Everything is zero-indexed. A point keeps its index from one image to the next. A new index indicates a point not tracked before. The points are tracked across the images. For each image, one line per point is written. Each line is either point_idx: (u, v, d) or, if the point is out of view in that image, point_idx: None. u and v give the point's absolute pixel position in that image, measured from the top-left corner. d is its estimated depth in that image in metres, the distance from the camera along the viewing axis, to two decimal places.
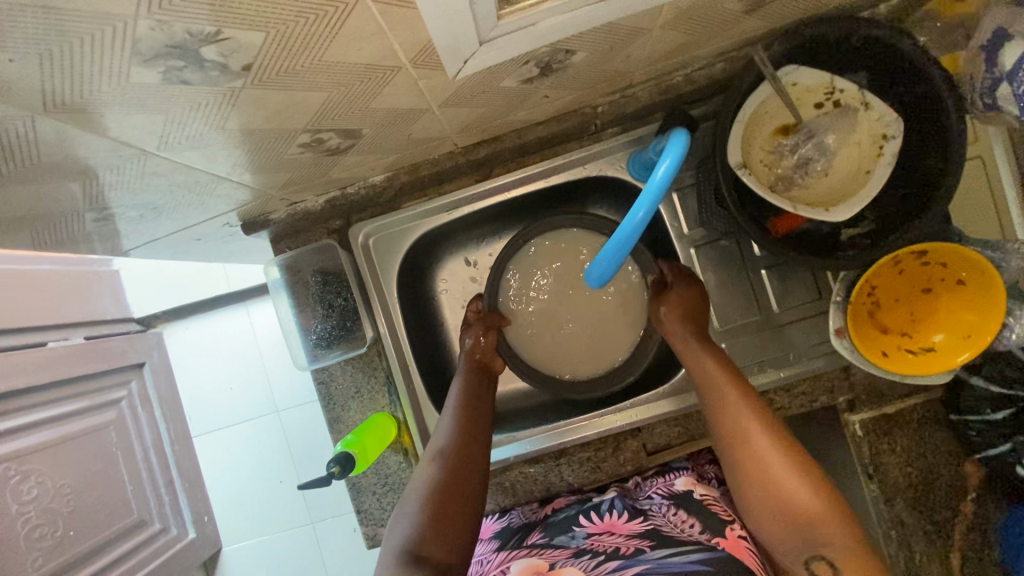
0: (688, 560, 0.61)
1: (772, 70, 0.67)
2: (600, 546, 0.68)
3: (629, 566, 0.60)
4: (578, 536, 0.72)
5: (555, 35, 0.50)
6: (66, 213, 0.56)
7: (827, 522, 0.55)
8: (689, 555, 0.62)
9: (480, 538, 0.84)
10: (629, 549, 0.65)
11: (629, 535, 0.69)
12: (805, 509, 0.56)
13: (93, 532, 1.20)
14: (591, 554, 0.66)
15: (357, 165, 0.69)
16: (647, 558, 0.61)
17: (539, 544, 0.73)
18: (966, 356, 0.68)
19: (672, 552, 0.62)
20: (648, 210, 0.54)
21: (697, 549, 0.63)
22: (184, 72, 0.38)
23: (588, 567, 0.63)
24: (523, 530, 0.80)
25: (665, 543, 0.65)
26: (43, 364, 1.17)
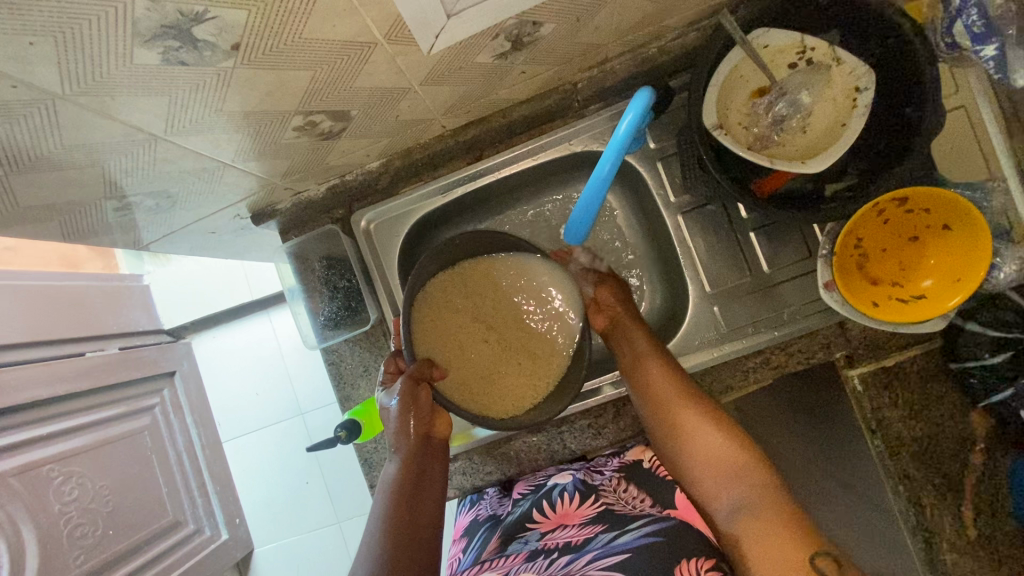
0: (638, 535, 0.65)
1: (741, 33, 0.69)
2: (552, 544, 0.70)
3: (578, 559, 0.64)
4: (530, 539, 0.74)
5: (518, 7, 0.54)
6: (91, 202, 0.62)
7: (750, 475, 0.67)
8: (632, 532, 0.66)
9: (456, 536, 0.88)
10: (579, 540, 0.69)
11: (581, 525, 0.72)
12: (732, 464, 0.68)
13: (132, 532, 1.26)
14: (544, 555, 0.68)
15: (352, 150, 0.74)
16: (595, 546, 0.66)
17: (494, 555, 0.74)
18: (957, 299, 0.68)
19: (622, 531, 0.67)
20: (614, 162, 0.63)
21: (646, 523, 0.68)
22: (180, 53, 0.44)
23: (543, 567, 0.65)
24: (484, 527, 0.83)
25: (617, 525, 0.70)
26: (82, 372, 1.25)
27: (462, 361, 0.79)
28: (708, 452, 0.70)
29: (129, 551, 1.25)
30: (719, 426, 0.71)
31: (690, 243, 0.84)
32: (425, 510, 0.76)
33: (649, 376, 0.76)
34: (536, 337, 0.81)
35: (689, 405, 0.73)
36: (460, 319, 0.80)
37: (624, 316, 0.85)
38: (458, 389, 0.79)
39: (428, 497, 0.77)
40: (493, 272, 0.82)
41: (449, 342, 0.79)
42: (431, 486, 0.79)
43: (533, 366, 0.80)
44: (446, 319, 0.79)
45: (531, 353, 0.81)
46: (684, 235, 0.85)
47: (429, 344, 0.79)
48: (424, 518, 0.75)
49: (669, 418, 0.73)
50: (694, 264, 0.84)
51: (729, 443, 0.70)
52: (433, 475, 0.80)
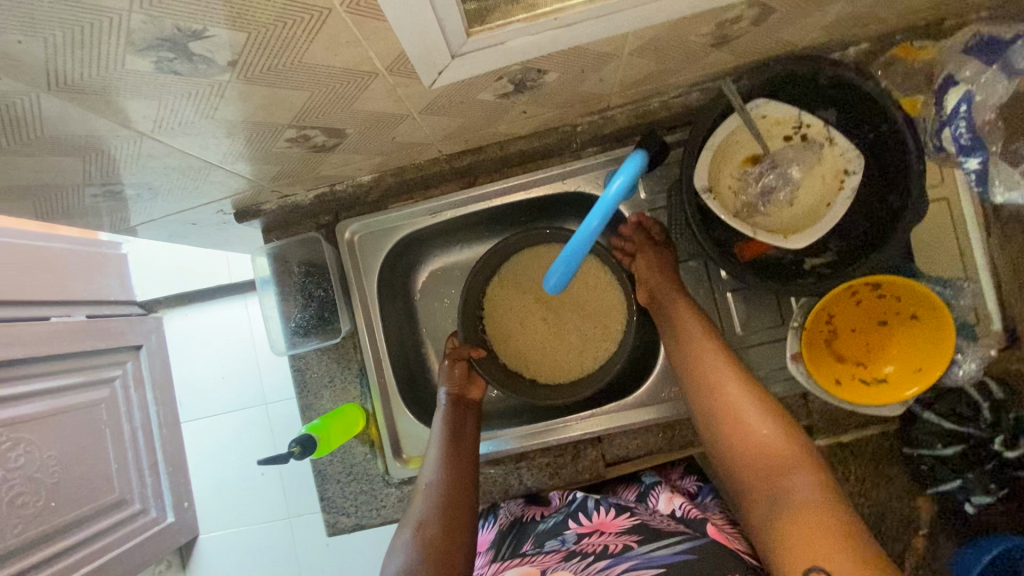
0: (673, 551, 0.64)
1: (741, 101, 0.71)
2: (589, 547, 0.70)
3: (617, 565, 0.63)
4: (568, 539, 0.74)
5: (523, 55, 0.54)
6: (68, 187, 0.61)
7: (804, 478, 0.61)
8: (676, 545, 0.65)
9: (477, 551, 0.84)
10: (617, 546, 0.68)
11: (617, 533, 0.72)
12: (783, 466, 0.63)
13: (74, 506, 1.27)
14: (582, 557, 0.68)
15: (344, 163, 0.74)
16: (632, 555, 0.65)
17: (532, 553, 0.73)
18: (914, 390, 0.70)
19: (660, 545, 0.66)
20: (602, 218, 0.60)
21: (682, 540, 0.67)
22: (175, 64, 0.43)
23: (579, 569, 0.65)
24: (510, 532, 0.81)
25: (652, 536, 0.69)
26: (44, 337, 1.25)
27: (522, 338, 0.92)
28: (761, 453, 0.65)
29: (62, 529, 1.24)
30: (779, 425, 0.66)
31: None
32: (465, 487, 0.74)
33: (707, 367, 0.72)
34: (590, 321, 0.91)
35: (745, 399, 0.68)
36: (525, 302, 0.92)
37: (676, 298, 0.80)
38: (517, 356, 0.92)
39: (465, 471, 0.76)
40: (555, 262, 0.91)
41: (512, 321, 0.93)
42: (471, 459, 0.78)
43: (582, 347, 0.91)
44: (512, 298, 0.92)
45: (582, 338, 0.91)
46: None
47: (495, 318, 0.93)
48: (465, 495, 0.73)
49: (724, 413, 0.69)
50: None
51: (785, 442, 0.64)
52: (467, 448, 0.78)
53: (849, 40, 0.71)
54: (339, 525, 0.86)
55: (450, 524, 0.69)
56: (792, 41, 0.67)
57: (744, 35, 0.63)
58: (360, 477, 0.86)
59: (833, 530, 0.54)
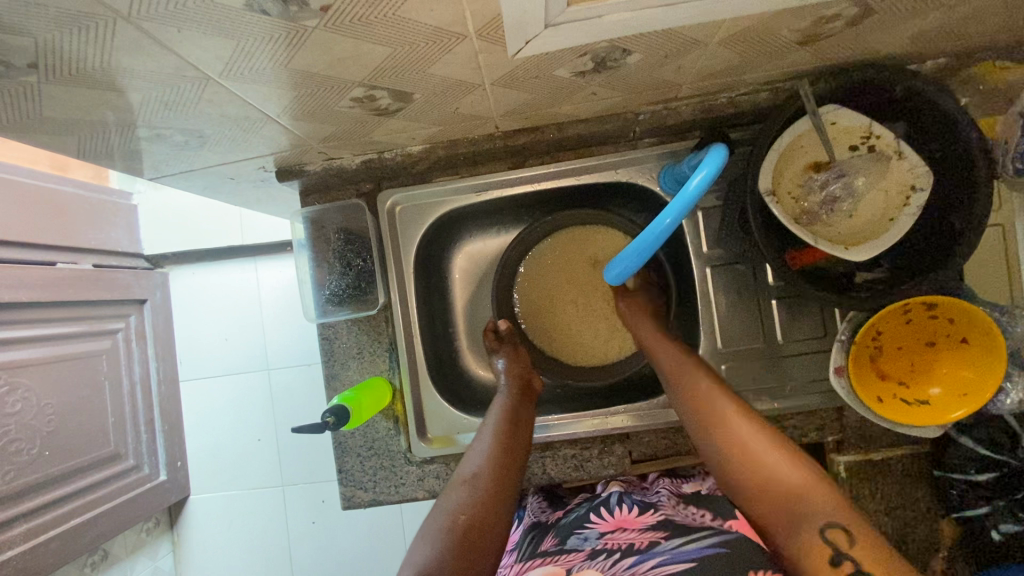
0: (702, 545, 0.62)
1: (814, 104, 0.69)
2: (614, 544, 0.67)
3: (644, 561, 0.61)
4: (590, 537, 0.71)
5: (616, 32, 0.52)
6: (114, 127, 0.57)
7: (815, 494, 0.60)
8: (705, 540, 0.63)
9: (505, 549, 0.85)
10: (643, 543, 0.65)
11: (642, 530, 0.69)
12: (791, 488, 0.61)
13: (68, 457, 1.24)
14: (607, 554, 0.65)
15: (399, 130, 0.71)
16: (662, 550, 0.62)
17: (553, 550, 0.71)
18: (961, 412, 0.69)
19: (688, 540, 0.63)
20: (678, 217, 0.58)
21: (710, 534, 0.65)
22: (265, 1, 0.40)
23: (605, 567, 0.62)
24: (536, 536, 0.79)
25: (679, 533, 0.66)
26: (50, 283, 1.22)
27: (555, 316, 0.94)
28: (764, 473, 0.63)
29: (58, 478, 1.23)
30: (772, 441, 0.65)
31: (712, 298, 0.83)
32: (509, 480, 0.68)
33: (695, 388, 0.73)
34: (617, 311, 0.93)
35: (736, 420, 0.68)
36: (563, 281, 0.94)
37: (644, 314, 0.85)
38: (541, 325, 0.95)
39: (514, 466, 0.70)
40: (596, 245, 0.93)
41: (548, 291, 0.94)
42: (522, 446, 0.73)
43: (606, 335, 0.93)
44: (552, 269, 0.94)
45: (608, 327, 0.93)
46: (707, 289, 0.83)
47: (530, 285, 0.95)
48: (509, 491, 0.67)
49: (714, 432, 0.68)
50: (711, 321, 0.83)
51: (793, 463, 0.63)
52: (518, 440, 0.73)
53: (932, 53, 0.69)
54: (355, 499, 0.85)
55: (486, 516, 0.63)
56: (877, 47, 0.65)
57: (832, 36, 0.60)
58: (381, 452, 0.85)
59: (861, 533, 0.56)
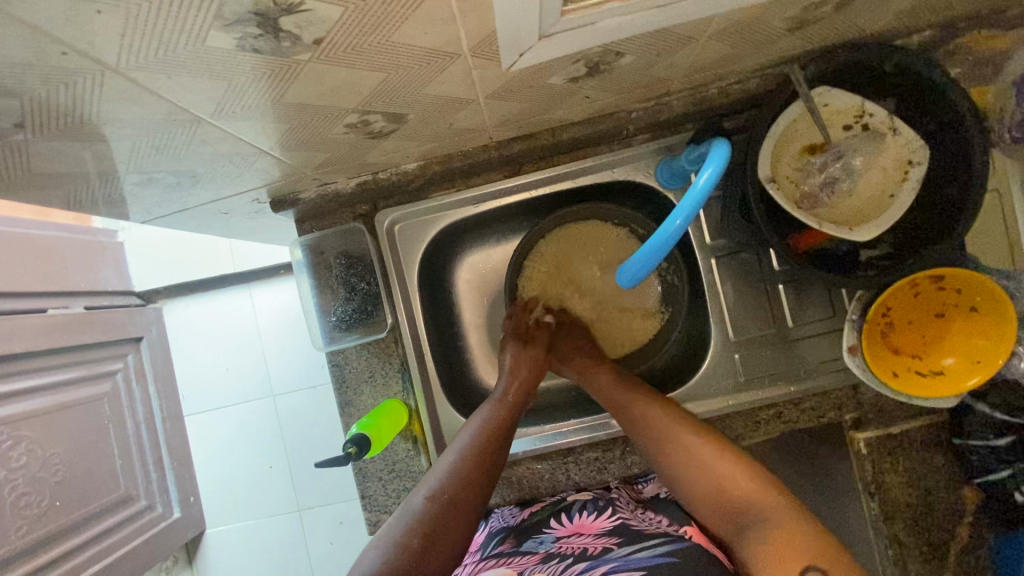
0: (653, 553, 0.62)
1: (807, 88, 0.69)
2: (568, 549, 0.68)
3: (597, 567, 0.61)
4: (546, 540, 0.72)
5: (610, 36, 0.51)
6: (104, 175, 0.56)
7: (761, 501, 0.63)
8: (649, 549, 0.63)
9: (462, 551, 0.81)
10: (597, 549, 0.66)
11: (598, 534, 0.70)
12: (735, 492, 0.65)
13: (79, 505, 1.21)
14: (561, 558, 0.65)
15: (394, 150, 0.70)
16: (614, 557, 0.62)
17: (509, 551, 0.72)
18: (977, 381, 0.70)
19: (637, 548, 0.64)
20: (687, 217, 0.58)
21: (662, 541, 0.65)
22: (258, 41, 0.39)
23: (557, 571, 0.62)
24: (497, 535, 0.79)
25: (634, 538, 0.66)
26: (43, 330, 1.19)
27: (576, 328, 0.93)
28: (716, 484, 0.67)
29: (72, 528, 1.20)
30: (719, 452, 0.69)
31: (719, 288, 0.83)
32: (474, 497, 0.68)
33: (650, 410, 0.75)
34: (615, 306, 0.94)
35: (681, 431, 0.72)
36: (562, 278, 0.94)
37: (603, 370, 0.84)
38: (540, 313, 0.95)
39: (482, 483, 0.70)
40: (593, 239, 0.92)
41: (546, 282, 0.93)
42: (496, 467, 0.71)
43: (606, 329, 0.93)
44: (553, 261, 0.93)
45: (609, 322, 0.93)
46: (714, 280, 0.84)
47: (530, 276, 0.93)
48: (471, 509, 0.67)
49: (664, 448, 0.71)
50: (721, 311, 0.83)
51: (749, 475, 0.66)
52: (491, 455, 0.72)
53: (918, 27, 0.69)
54: (381, 523, 0.84)
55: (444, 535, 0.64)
56: (866, 26, 0.65)
57: (822, 21, 0.60)
58: (403, 474, 0.84)
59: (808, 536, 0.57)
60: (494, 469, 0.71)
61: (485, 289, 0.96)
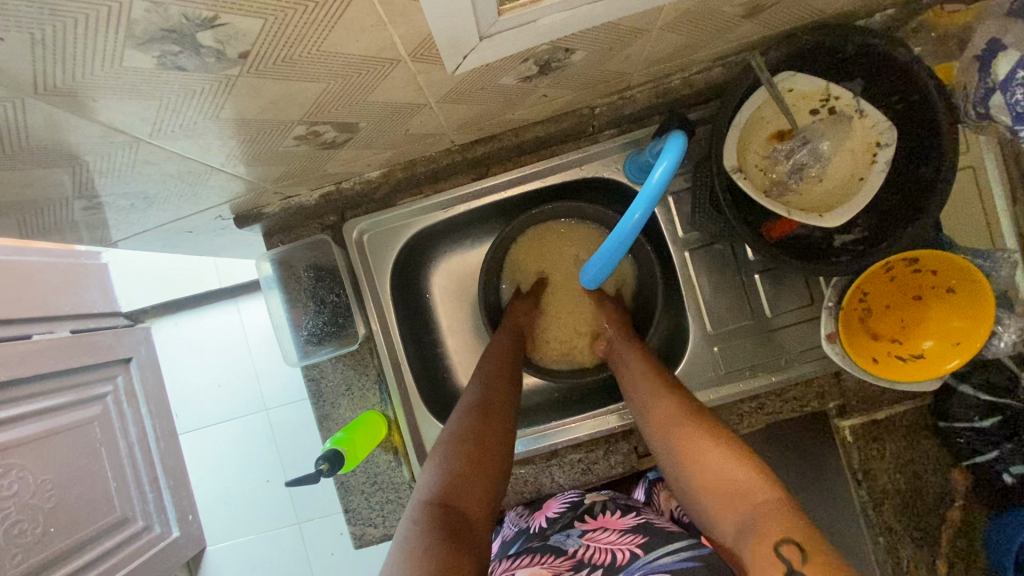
0: (680, 557, 0.61)
1: (769, 75, 0.67)
2: (596, 553, 0.68)
3: None
4: (573, 534, 0.73)
5: (555, 33, 0.50)
6: (55, 200, 0.54)
7: (763, 493, 0.54)
8: (682, 554, 0.61)
9: None
10: (624, 556, 0.65)
11: (623, 532, 0.70)
12: (740, 487, 0.55)
13: (74, 530, 1.20)
14: (591, 568, 0.65)
15: (353, 159, 0.69)
16: (641, 565, 0.62)
17: (536, 547, 0.73)
18: (956, 363, 0.68)
19: (667, 555, 0.62)
20: (645, 211, 0.57)
21: (686, 544, 0.64)
22: (180, 58, 0.38)
23: None
24: (519, 535, 0.79)
25: (657, 539, 0.67)
26: (28, 356, 1.17)
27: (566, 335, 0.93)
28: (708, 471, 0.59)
29: (67, 553, 1.19)
30: (719, 438, 0.61)
31: (694, 282, 0.82)
32: (494, 457, 0.64)
33: (655, 411, 0.68)
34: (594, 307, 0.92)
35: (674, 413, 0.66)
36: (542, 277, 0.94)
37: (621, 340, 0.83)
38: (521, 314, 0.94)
39: (497, 441, 0.66)
40: (568, 236, 0.92)
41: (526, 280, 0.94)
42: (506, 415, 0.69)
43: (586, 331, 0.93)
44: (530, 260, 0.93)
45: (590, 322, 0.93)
46: (689, 273, 0.83)
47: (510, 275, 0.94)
48: (493, 475, 0.63)
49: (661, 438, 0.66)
50: (697, 304, 0.82)
51: (744, 464, 0.57)
52: (502, 414, 0.68)
53: (879, 6, 0.67)
54: (366, 537, 0.82)
55: (470, 499, 0.59)
56: (823, 8, 0.63)
57: (776, 6, 0.59)
58: (385, 486, 0.83)
59: (791, 524, 0.49)
60: (508, 425, 0.68)
61: (462, 294, 0.95)
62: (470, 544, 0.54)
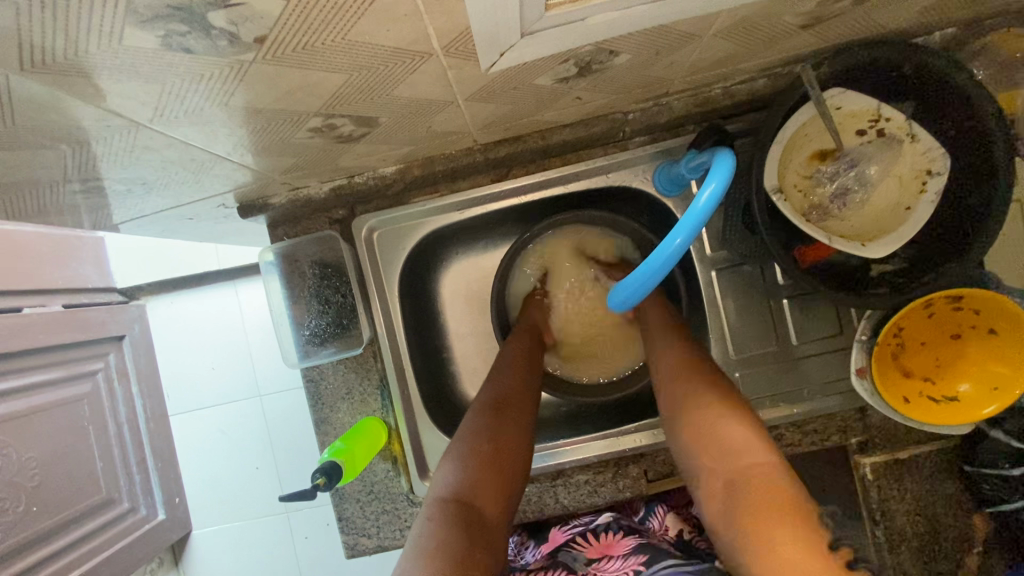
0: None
1: (819, 92, 0.63)
2: (600, 572, 0.68)
3: None
4: (579, 558, 0.73)
5: (603, 34, 0.45)
6: (46, 182, 0.50)
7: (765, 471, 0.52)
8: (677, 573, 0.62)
9: None
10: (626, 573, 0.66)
11: (625, 553, 0.70)
12: (744, 463, 0.53)
13: (57, 510, 1.16)
14: None
15: (368, 154, 0.65)
16: None
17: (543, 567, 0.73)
18: (993, 409, 0.65)
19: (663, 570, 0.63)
20: (688, 236, 0.53)
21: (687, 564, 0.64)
22: (187, 39, 0.33)
23: None
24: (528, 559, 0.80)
25: (658, 557, 0.67)
26: (15, 331, 1.12)
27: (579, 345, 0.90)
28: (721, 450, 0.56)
29: (49, 534, 1.15)
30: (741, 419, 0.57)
31: (720, 303, 0.78)
32: (513, 458, 0.60)
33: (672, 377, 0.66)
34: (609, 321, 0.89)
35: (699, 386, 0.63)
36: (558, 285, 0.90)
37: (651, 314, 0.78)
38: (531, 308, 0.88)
39: (517, 436, 0.62)
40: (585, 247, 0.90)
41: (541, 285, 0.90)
42: (525, 419, 0.64)
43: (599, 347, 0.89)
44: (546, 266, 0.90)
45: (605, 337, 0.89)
46: (714, 294, 0.79)
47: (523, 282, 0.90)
48: (511, 478, 0.59)
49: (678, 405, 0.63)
50: (721, 326, 0.78)
51: (749, 435, 0.55)
52: (520, 412, 0.64)
53: (942, 24, 0.63)
54: (359, 547, 0.79)
55: (487, 499, 0.55)
56: (885, 22, 0.58)
57: (839, 17, 0.54)
58: (382, 496, 0.79)
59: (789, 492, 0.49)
60: (524, 421, 0.64)
61: (472, 299, 0.91)
62: (483, 547, 0.51)
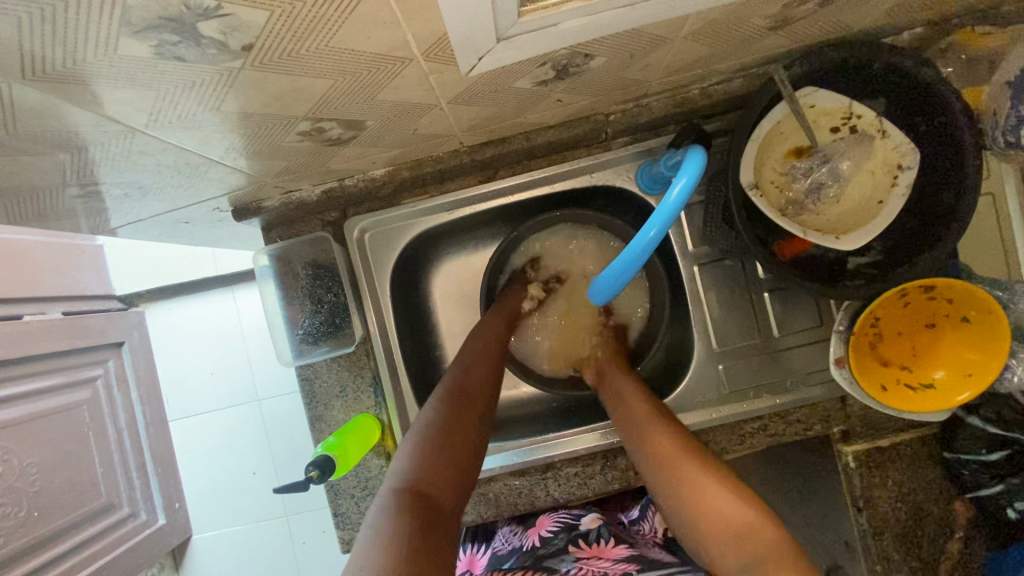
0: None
1: (791, 90, 0.65)
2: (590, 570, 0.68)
3: None
4: (568, 560, 0.72)
5: (576, 38, 0.48)
6: (46, 187, 0.52)
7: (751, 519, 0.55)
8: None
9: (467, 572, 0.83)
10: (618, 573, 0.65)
11: (617, 560, 0.70)
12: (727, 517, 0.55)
13: (59, 515, 1.18)
14: None
15: (358, 157, 0.67)
16: None
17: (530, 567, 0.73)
18: (967, 395, 0.67)
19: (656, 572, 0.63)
20: (661, 229, 0.55)
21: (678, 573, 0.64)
22: (178, 48, 0.36)
23: None
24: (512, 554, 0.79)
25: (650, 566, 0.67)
26: (16, 338, 1.14)
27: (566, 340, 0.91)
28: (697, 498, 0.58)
29: (50, 538, 1.16)
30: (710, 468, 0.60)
31: (703, 298, 0.80)
32: (467, 450, 0.62)
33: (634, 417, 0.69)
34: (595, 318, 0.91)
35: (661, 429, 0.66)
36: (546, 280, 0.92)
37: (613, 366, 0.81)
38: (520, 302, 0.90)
39: (471, 426, 0.65)
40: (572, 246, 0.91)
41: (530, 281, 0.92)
42: (481, 407, 0.67)
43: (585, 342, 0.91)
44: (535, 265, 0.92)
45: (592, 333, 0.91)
46: (698, 288, 0.81)
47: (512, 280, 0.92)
48: (466, 469, 0.61)
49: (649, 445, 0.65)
50: (704, 320, 0.80)
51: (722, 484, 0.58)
52: (477, 403, 0.67)
53: (908, 24, 0.65)
54: (354, 542, 0.81)
55: (444, 490, 0.57)
56: (852, 21, 0.60)
57: (805, 19, 0.56)
58: (376, 491, 0.81)
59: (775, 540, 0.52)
60: (481, 413, 0.67)
61: (463, 298, 0.93)
62: (438, 534, 0.52)
